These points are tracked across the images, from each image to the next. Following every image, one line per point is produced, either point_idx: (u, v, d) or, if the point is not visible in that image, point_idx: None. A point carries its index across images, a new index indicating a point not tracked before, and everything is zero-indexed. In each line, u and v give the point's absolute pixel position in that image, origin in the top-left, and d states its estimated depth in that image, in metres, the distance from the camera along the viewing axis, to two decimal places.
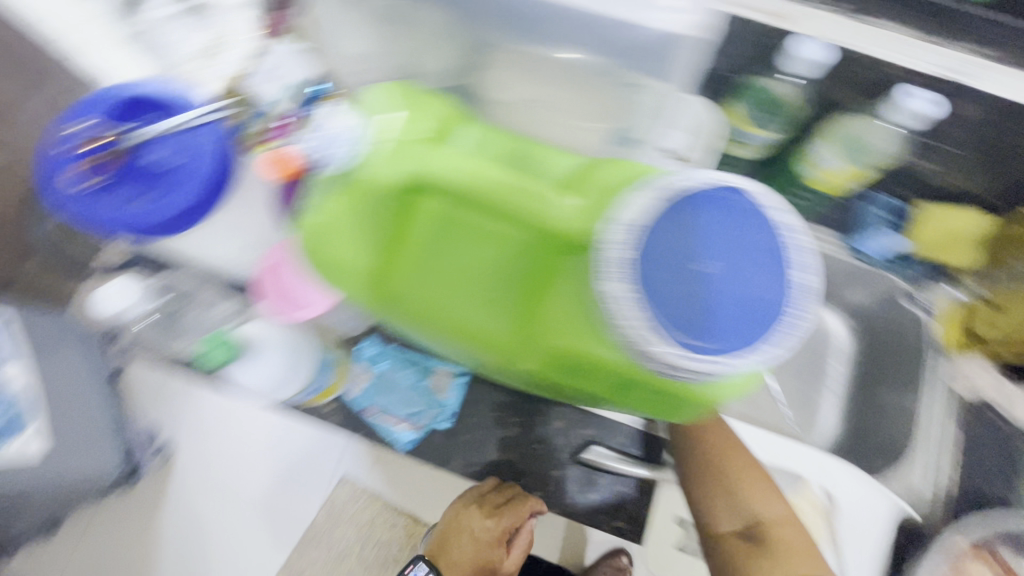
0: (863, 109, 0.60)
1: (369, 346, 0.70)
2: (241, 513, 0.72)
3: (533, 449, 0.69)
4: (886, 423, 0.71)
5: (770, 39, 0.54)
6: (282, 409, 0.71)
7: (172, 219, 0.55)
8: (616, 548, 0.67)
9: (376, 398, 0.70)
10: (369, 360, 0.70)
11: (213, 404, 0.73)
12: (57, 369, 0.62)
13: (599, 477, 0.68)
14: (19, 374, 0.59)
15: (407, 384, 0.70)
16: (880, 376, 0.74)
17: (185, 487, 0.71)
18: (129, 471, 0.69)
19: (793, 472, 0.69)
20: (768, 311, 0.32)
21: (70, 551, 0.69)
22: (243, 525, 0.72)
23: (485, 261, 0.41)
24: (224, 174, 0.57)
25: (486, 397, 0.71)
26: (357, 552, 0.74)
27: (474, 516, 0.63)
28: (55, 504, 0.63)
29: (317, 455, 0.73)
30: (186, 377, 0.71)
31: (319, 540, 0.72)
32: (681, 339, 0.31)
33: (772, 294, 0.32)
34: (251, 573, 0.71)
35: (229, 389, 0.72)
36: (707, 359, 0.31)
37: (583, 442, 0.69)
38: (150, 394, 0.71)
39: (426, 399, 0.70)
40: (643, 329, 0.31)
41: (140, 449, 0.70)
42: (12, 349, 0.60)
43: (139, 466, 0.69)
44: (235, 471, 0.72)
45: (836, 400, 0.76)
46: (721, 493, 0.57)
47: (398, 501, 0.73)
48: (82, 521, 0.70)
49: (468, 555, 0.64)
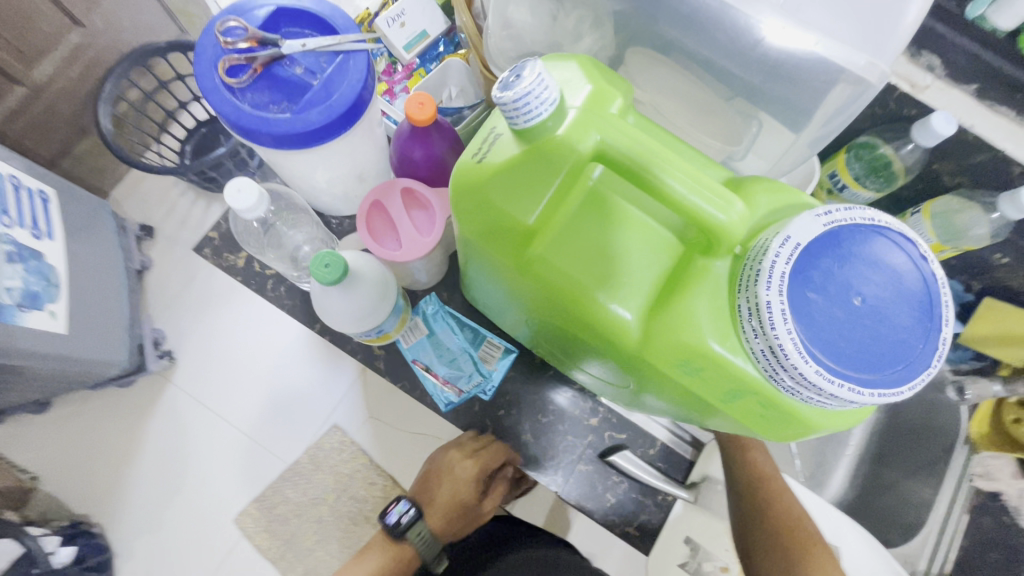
0: (974, 193, 0.57)
1: (429, 303, 0.68)
2: (227, 431, 0.77)
3: (562, 440, 0.69)
4: (892, 497, 0.73)
5: (896, 105, 0.56)
6: (291, 345, 0.77)
7: (301, 134, 0.48)
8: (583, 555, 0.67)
9: (423, 354, 0.67)
10: (426, 316, 0.67)
11: (228, 326, 0.79)
12: (81, 254, 0.67)
13: (619, 480, 0.68)
14: (55, 255, 0.62)
15: (458, 348, 0.68)
16: (892, 454, 0.74)
17: (179, 394, 0.78)
18: (135, 367, 0.75)
19: None
20: (913, 358, 0.30)
21: (68, 419, 0.77)
22: (225, 443, 0.77)
23: (623, 245, 0.36)
24: (361, 109, 0.51)
25: (525, 379, 0.71)
26: (331, 501, 0.75)
27: (457, 455, 0.64)
28: (63, 382, 0.68)
29: (312, 397, 0.76)
30: (225, 297, 0.79)
31: (297, 480, 0.75)
32: (828, 366, 0.29)
33: (922, 344, 0.30)
34: (224, 489, 0.76)
35: (250, 316, 0.78)
36: (852, 391, 0.29)
37: (614, 444, 0.68)
38: (195, 302, 0.79)
39: (473, 366, 0.68)
40: (792, 348, 0.29)
41: (150, 347, 0.76)
42: (51, 229, 0.63)
43: (143, 365, 0.75)
44: (235, 390, 0.77)
45: (849, 464, 0.76)
46: (781, 564, 0.54)
47: (381, 462, 0.74)
48: (77, 399, 0.78)
49: (452, 496, 0.64)
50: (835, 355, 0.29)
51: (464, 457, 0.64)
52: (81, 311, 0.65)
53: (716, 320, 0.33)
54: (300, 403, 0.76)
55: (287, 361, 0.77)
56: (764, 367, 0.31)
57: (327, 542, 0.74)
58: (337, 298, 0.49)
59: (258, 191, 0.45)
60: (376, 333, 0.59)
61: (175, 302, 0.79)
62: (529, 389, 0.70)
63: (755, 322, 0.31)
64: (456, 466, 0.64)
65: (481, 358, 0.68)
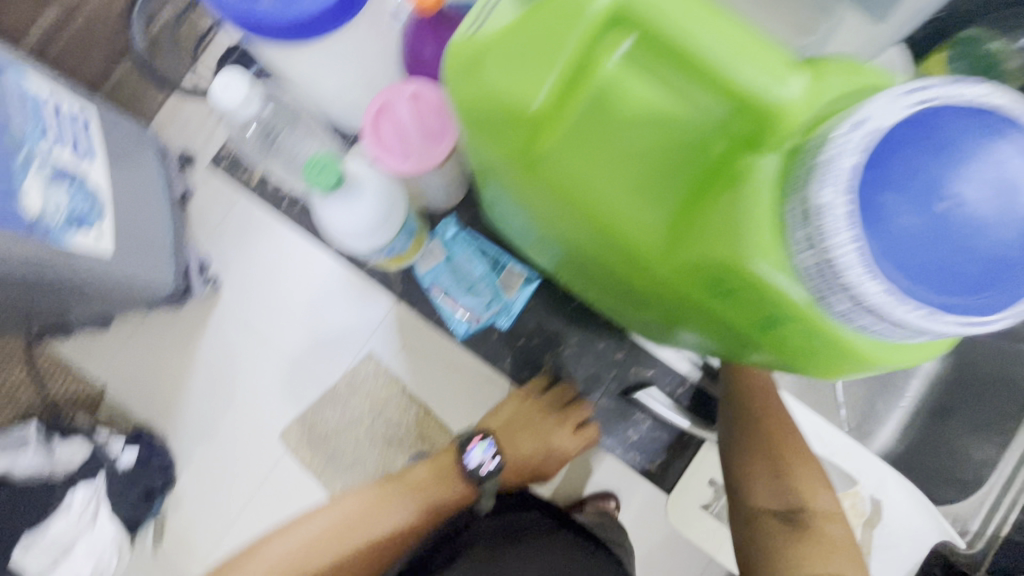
0: None
1: (447, 227, 0.64)
2: (270, 355, 0.77)
3: (585, 376, 0.66)
4: (952, 456, 0.65)
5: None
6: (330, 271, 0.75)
7: (290, 24, 0.42)
8: (606, 492, 0.66)
9: (440, 278, 0.65)
10: (444, 240, 0.64)
11: (266, 251, 0.77)
12: (128, 178, 0.66)
13: (641, 417, 0.65)
14: (98, 173, 0.61)
15: (477, 274, 0.64)
16: (954, 409, 0.65)
17: (224, 318, 0.78)
18: (183, 291, 0.74)
19: (849, 474, 0.66)
20: (1013, 277, 0.23)
21: (123, 340, 0.80)
22: (269, 367, 0.78)
23: (651, 141, 0.30)
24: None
25: (548, 310, 0.67)
26: (367, 423, 0.75)
27: (548, 422, 0.62)
28: (118, 304, 0.68)
29: (349, 326, 0.75)
30: (266, 223, 0.76)
31: (336, 402, 0.75)
32: (895, 282, 0.24)
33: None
34: (267, 411, 0.77)
35: (286, 239, 0.76)
36: (924, 315, 0.23)
37: (639, 380, 0.65)
38: (233, 228, 0.78)
39: (492, 292, 0.65)
40: (852, 257, 0.23)
41: (196, 272, 0.75)
42: (94, 148, 0.62)
43: (191, 287, 0.75)
44: (274, 315, 0.77)
45: (902, 416, 0.68)
46: (767, 469, 0.51)
47: (415, 389, 0.73)
48: (130, 323, 0.80)
49: (535, 455, 0.62)
50: (905, 270, 0.24)
51: (558, 429, 0.62)
52: (129, 234, 0.64)
53: (761, 229, 0.28)
54: (340, 333, 0.75)
55: (328, 290, 0.75)
56: (814, 288, 0.26)
57: (365, 463, 0.75)
58: (339, 211, 0.46)
59: (248, 88, 0.43)
60: (387, 254, 0.56)
61: (218, 229, 0.78)
62: (556, 322, 0.66)
63: (807, 227, 0.25)
64: (547, 437, 0.62)
65: (502, 286, 0.65)
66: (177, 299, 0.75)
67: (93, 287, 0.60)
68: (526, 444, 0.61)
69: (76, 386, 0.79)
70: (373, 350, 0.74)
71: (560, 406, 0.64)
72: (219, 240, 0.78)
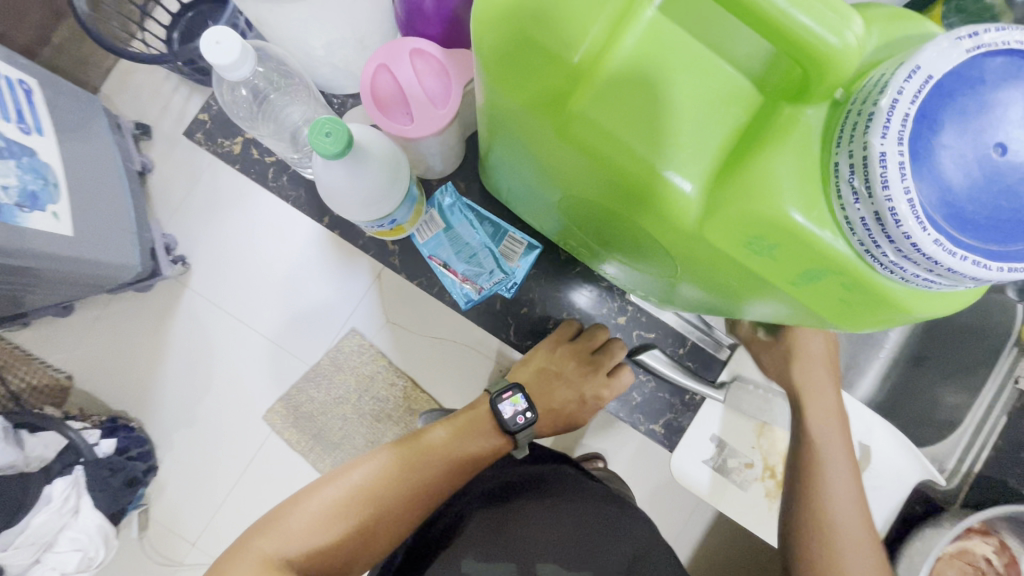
0: None
1: (445, 194, 0.62)
2: (247, 337, 0.75)
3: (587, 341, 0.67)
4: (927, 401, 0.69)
5: None
6: (305, 246, 0.72)
7: None
8: (595, 454, 0.70)
9: (441, 248, 0.63)
10: (444, 208, 0.62)
11: (236, 229, 0.73)
12: (79, 153, 0.61)
13: (644, 378, 0.66)
14: (48, 150, 0.57)
15: (477, 243, 0.62)
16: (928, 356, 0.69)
17: (195, 300, 0.75)
18: (149, 273, 0.71)
19: (839, 424, 0.68)
20: None
21: (87, 328, 0.76)
22: (248, 349, 0.75)
23: (688, 97, 0.29)
24: None
25: (550, 276, 0.66)
26: (354, 400, 0.74)
27: (581, 372, 0.62)
28: (77, 289, 0.65)
29: (330, 304, 0.73)
30: (235, 198, 0.73)
31: (320, 381, 0.74)
32: (945, 234, 0.24)
33: None
34: (247, 394, 0.75)
35: (257, 215, 0.73)
36: (974, 263, 0.24)
37: (643, 343, 0.66)
38: (201, 205, 0.74)
39: (495, 262, 0.63)
40: (905, 210, 0.23)
41: (162, 252, 0.72)
42: (40, 122, 0.57)
43: (157, 270, 0.72)
44: (249, 295, 0.74)
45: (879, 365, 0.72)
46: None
47: (403, 364, 0.73)
48: (93, 309, 0.76)
49: (566, 405, 0.63)
50: (956, 221, 0.24)
51: (590, 378, 0.62)
52: (86, 214, 0.60)
53: (803, 185, 0.27)
54: (322, 309, 0.73)
55: (307, 265, 0.73)
56: (860, 239, 0.26)
57: (356, 439, 0.75)
58: (341, 178, 0.43)
59: (242, 46, 0.39)
60: (388, 225, 0.54)
61: (182, 206, 0.74)
62: (552, 290, 0.67)
63: (856, 183, 0.25)
64: (580, 385, 0.62)
65: (503, 255, 0.63)
66: (142, 283, 0.72)
67: (52, 271, 0.56)
68: (559, 394, 0.62)
69: (39, 376, 0.75)
70: (357, 326, 0.73)
71: (590, 353, 0.63)
72: (188, 217, 0.74)
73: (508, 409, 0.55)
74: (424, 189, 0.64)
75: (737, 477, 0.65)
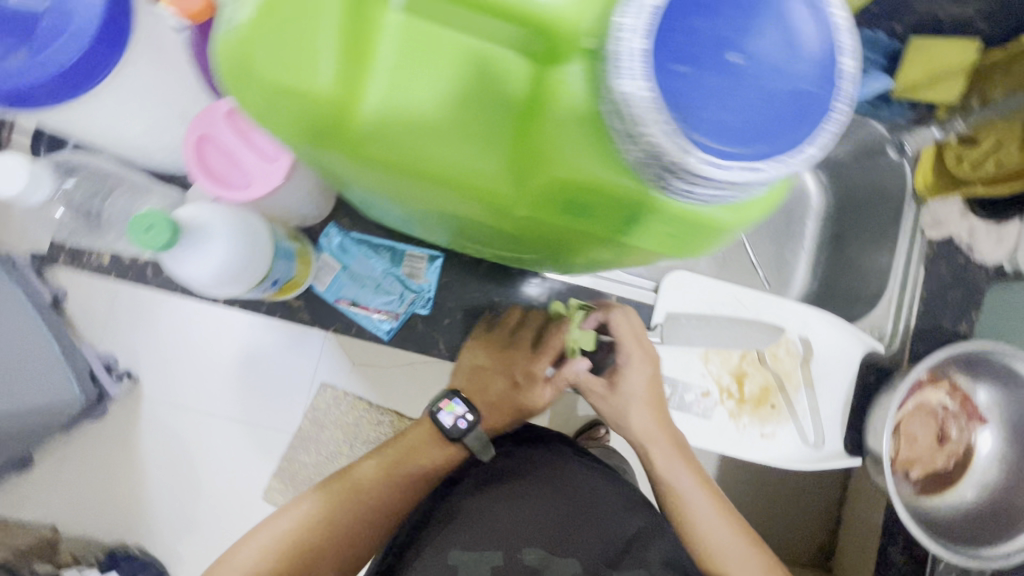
0: None
1: (331, 235, 0.63)
2: (220, 426, 0.69)
3: None
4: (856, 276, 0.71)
5: None
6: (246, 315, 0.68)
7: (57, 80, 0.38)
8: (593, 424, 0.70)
9: (345, 289, 0.64)
10: (336, 250, 0.63)
11: (172, 320, 0.69)
12: None
13: None
14: None
15: (379, 271, 0.65)
16: (845, 233, 0.72)
17: (154, 406, 0.69)
18: (95, 397, 0.67)
19: (772, 326, 0.69)
20: (811, 105, 0.24)
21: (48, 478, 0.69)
22: (224, 438, 0.69)
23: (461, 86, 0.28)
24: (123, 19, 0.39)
25: (461, 279, 0.67)
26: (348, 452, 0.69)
27: (504, 349, 0.59)
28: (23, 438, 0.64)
29: (291, 363, 0.69)
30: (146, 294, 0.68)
31: (308, 443, 0.69)
32: (714, 148, 0.24)
33: (818, 84, 0.24)
34: (240, 484, 0.70)
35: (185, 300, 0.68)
36: (745, 166, 0.24)
37: None
38: (122, 312, 0.68)
39: (401, 284, 0.65)
40: (666, 137, 0.23)
41: (102, 371, 0.67)
42: None
43: (104, 391, 0.68)
44: (205, 383, 0.69)
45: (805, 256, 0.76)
46: None
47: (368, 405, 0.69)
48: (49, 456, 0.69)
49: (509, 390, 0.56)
50: (720, 133, 0.24)
51: (519, 352, 0.58)
52: None
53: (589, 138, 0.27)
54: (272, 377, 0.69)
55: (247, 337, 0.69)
56: (650, 176, 0.26)
57: None
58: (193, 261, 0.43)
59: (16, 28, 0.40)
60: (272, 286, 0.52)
61: (107, 318, 0.68)
62: (471, 290, 0.67)
63: (623, 123, 0.25)
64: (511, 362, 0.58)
65: (408, 275, 0.65)
66: (93, 408, 0.68)
67: None
68: (495, 381, 0.56)
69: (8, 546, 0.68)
70: (325, 379, 0.68)
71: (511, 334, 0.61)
72: (110, 334, 0.68)
73: (449, 419, 0.53)
74: (309, 235, 0.64)
75: (698, 408, 0.69)
